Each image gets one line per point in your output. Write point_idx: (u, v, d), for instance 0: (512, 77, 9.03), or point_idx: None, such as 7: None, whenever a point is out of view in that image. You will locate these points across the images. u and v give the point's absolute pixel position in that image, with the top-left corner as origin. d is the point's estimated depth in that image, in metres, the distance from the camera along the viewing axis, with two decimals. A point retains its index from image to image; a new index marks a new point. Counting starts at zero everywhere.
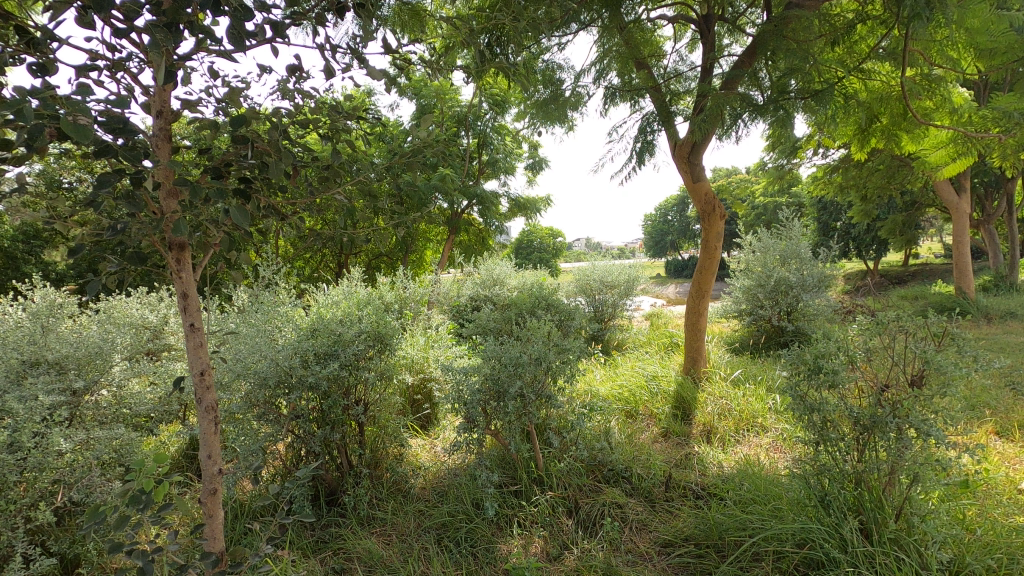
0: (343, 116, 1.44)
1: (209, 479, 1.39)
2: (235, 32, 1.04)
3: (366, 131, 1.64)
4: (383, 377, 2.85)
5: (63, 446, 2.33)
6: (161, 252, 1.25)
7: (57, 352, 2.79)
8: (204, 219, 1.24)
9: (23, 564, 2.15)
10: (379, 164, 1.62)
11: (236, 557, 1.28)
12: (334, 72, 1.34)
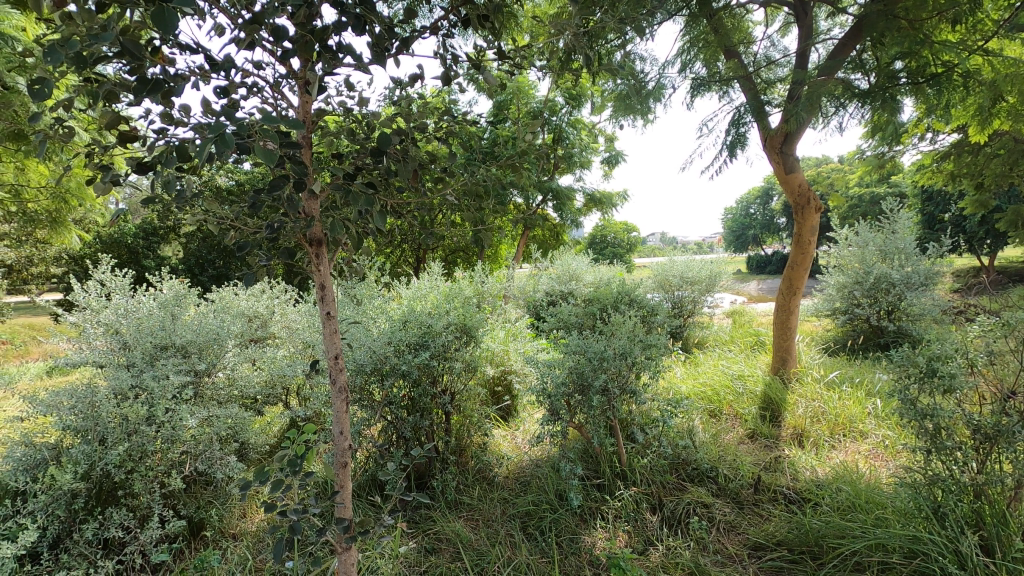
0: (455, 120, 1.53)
1: (341, 452, 1.56)
2: (378, 49, 1.15)
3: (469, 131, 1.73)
4: (470, 367, 2.96)
5: (190, 422, 2.60)
6: (304, 247, 1.40)
7: (182, 338, 3.08)
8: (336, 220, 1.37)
9: (158, 524, 2.44)
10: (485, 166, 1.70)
11: (359, 526, 1.41)
12: (452, 79, 1.44)
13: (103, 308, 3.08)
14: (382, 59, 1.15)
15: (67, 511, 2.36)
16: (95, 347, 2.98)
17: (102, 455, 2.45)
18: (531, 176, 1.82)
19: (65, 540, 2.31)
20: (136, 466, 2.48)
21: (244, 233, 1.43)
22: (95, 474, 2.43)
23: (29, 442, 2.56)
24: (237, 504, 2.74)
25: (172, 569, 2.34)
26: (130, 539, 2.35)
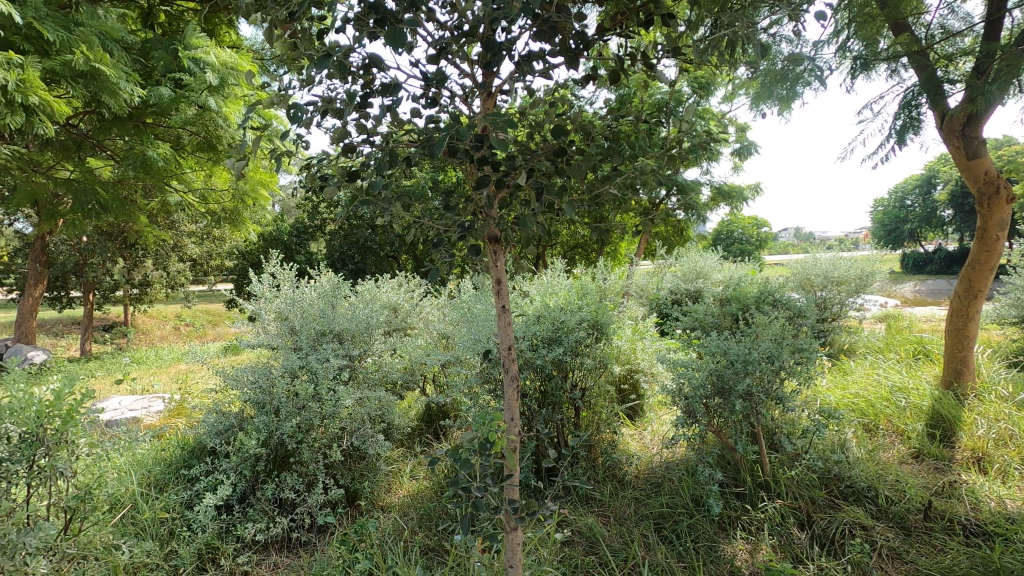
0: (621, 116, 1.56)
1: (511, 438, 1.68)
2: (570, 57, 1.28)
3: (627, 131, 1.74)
4: (603, 364, 2.96)
5: (347, 402, 2.88)
6: (484, 246, 1.56)
7: (339, 325, 3.39)
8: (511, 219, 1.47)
9: (322, 490, 2.74)
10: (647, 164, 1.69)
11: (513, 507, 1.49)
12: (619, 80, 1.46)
13: (275, 298, 3.50)
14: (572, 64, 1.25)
15: (251, 472, 2.73)
16: (270, 331, 3.41)
17: (278, 425, 2.80)
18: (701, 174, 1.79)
19: (250, 496, 2.69)
20: (304, 438, 2.81)
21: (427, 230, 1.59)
22: (273, 442, 2.78)
23: (220, 411, 3.00)
24: (384, 480, 2.99)
25: (334, 532, 2.62)
26: (300, 502, 2.67)
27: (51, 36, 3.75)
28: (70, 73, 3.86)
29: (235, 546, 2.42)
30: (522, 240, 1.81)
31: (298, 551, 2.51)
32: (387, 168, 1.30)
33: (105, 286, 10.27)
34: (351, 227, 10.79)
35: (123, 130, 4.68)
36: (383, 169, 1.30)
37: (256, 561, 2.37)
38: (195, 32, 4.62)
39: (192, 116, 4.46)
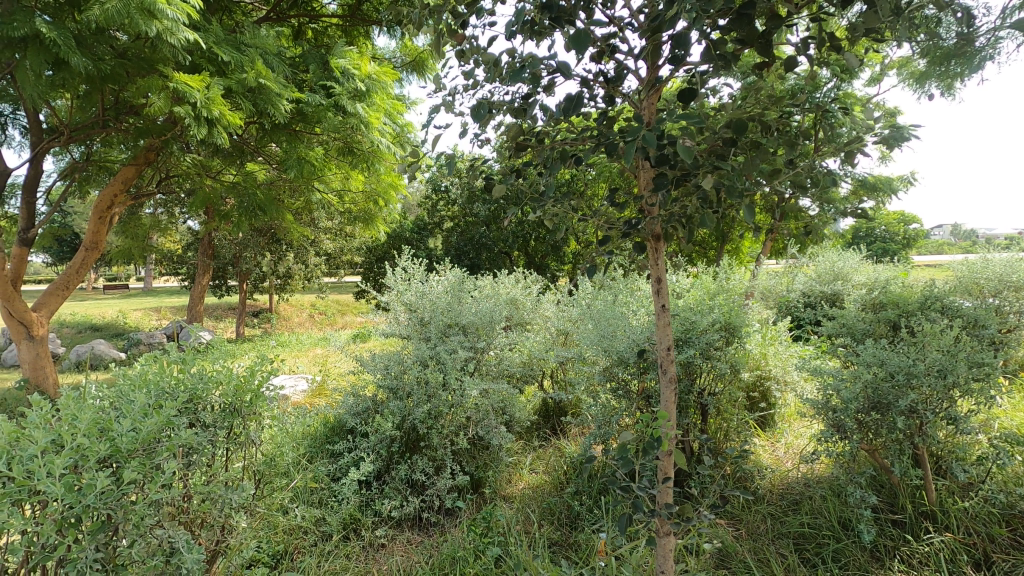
0: (799, 104, 1.42)
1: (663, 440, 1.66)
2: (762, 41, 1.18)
3: (798, 116, 1.55)
4: (735, 369, 2.82)
5: (473, 393, 2.97)
6: (645, 244, 1.52)
7: (465, 317, 3.47)
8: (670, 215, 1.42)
9: (449, 475, 2.88)
10: (821, 152, 1.47)
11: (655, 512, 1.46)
12: (796, 66, 1.35)
13: (406, 291, 3.71)
14: (758, 53, 1.20)
15: (387, 452, 2.94)
16: (401, 322, 3.62)
17: (411, 410, 2.98)
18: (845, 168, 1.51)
19: (386, 474, 2.90)
20: (434, 424, 2.97)
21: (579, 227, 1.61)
22: (406, 425, 2.97)
23: (358, 394, 3.24)
24: (506, 470, 3.07)
25: (461, 516, 2.74)
26: (430, 484, 2.83)
27: (229, 58, 4.31)
28: (241, 89, 4.41)
29: (373, 519, 2.62)
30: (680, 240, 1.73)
31: (430, 530, 2.66)
32: (567, 165, 1.30)
33: (256, 277, 11.58)
34: (468, 224, 11.21)
35: (279, 138, 5.24)
36: (562, 167, 1.31)
37: (393, 535, 2.56)
38: (342, 46, 5.20)
39: (338, 122, 4.90)
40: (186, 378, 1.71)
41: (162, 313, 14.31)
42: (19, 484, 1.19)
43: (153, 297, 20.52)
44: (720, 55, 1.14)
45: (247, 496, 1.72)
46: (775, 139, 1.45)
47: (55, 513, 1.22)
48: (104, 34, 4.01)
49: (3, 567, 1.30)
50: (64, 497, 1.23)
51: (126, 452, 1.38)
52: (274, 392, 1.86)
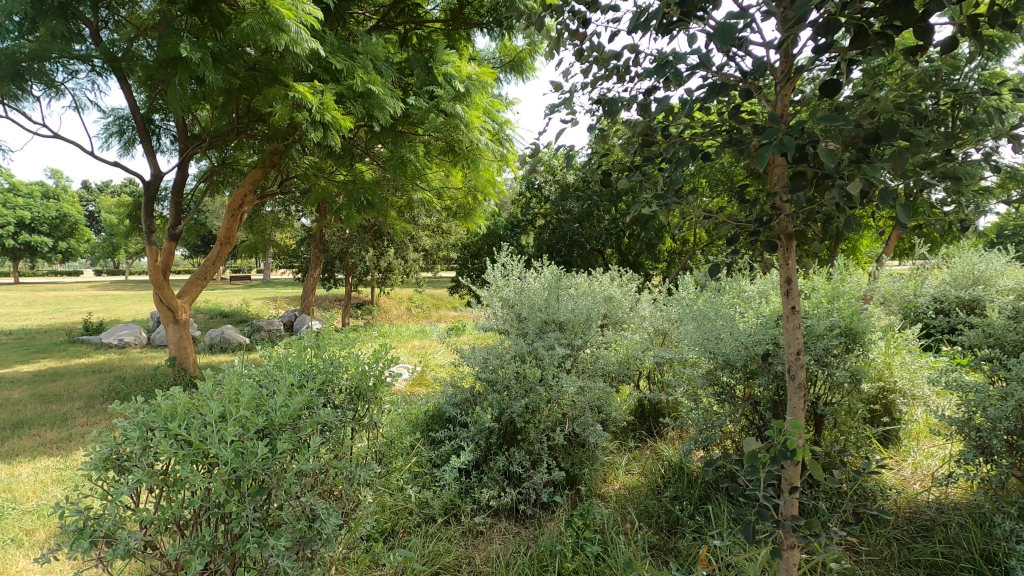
0: (955, 90, 1.28)
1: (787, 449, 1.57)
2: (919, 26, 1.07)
3: (953, 103, 1.39)
4: (855, 378, 2.61)
5: (570, 390, 2.97)
6: (774, 242, 1.46)
7: (562, 314, 3.47)
8: (805, 213, 1.33)
9: (546, 470, 2.91)
10: (980, 142, 1.32)
11: (776, 524, 1.39)
12: (958, 48, 1.18)
13: (504, 287, 3.76)
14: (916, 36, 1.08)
15: (485, 443, 3.02)
16: (499, 316, 3.68)
17: (509, 404, 3.04)
18: (988, 162, 1.34)
19: (484, 464, 2.98)
20: (532, 418, 3.00)
21: (699, 224, 1.57)
22: (503, 418, 3.03)
23: (457, 385, 3.36)
24: (601, 469, 3.06)
25: (557, 511, 2.77)
26: (526, 477, 2.88)
27: (343, 66, 4.63)
28: (353, 95, 4.72)
29: (472, 506, 2.71)
30: (812, 239, 1.62)
31: (526, 522, 2.72)
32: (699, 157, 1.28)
33: (361, 271, 12.32)
34: (561, 222, 11.20)
35: (386, 139, 5.54)
36: (692, 163, 1.30)
37: (491, 524, 2.64)
38: (444, 49, 5.41)
39: (440, 122, 5.10)
40: (318, 362, 1.87)
41: (278, 303, 15.64)
42: (196, 446, 1.36)
43: (271, 289, 22.48)
44: (872, 43, 1.06)
45: (370, 474, 1.84)
46: (930, 128, 1.31)
47: (224, 473, 1.38)
48: (241, 50, 4.45)
49: (176, 525, 1.48)
50: (230, 461, 1.39)
51: (277, 425, 1.53)
52: (393, 379, 1.97)
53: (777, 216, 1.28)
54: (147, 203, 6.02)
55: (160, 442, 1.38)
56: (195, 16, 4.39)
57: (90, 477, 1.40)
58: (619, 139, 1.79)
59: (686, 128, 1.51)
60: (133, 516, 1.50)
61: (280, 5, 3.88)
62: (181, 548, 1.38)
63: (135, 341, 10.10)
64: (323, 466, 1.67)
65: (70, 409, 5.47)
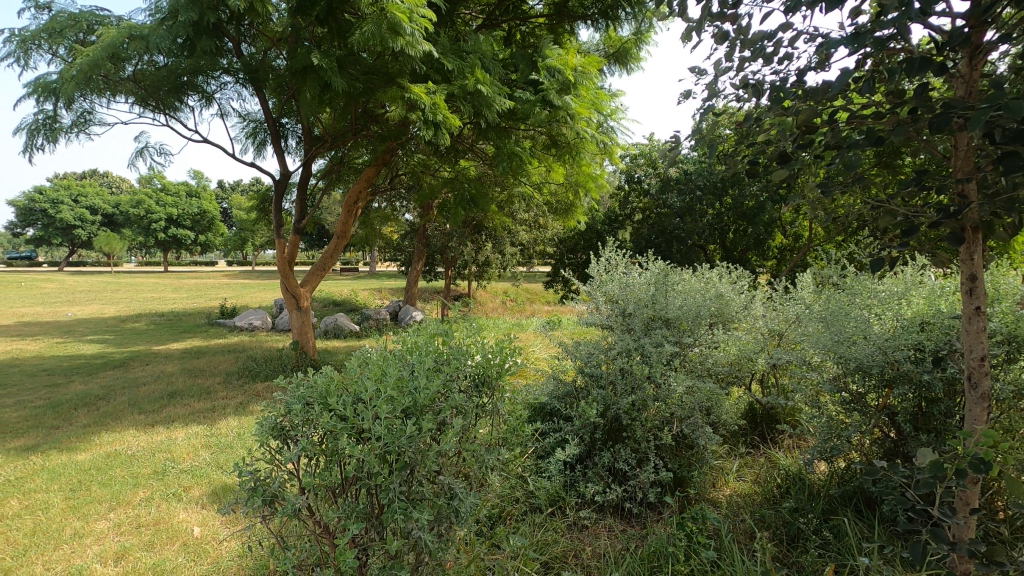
0: None
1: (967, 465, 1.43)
2: None
3: None
4: (1018, 393, 2.31)
5: (679, 389, 2.85)
6: (961, 237, 1.36)
7: (671, 311, 3.30)
8: (996, 204, 1.19)
9: (654, 471, 2.84)
10: None
11: (946, 545, 1.28)
12: None
13: (609, 282, 3.64)
14: None
15: (590, 438, 3.00)
16: (602, 312, 3.56)
17: (615, 400, 2.98)
18: None
19: (589, 459, 2.97)
20: (638, 416, 2.94)
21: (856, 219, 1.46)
22: (609, 414, 2.98)
23: (559, 379, 3.35)
24: (711, 473, 2.95)
25: (665, 511, 2.71)
26: (632, 475, 2.84)
27: (453, 65, 4.81)
28: (463, 93, 4.88)
29: (577, 500, 2.72)
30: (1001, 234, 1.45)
31: (632, 521, 2.70)
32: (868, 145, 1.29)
33: (459, 264, 12.70)
34: (660, 216, 10.84)
35: (491, 135, 5.66)
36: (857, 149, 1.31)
37: (596, 518, 2.64)
38: (550, 44, 5.43)
39: (545, 117, 5.13)
40: (446, 349, 1.93)
41: (383, 294, 16.54)
42: (351, 421, 1.48)
43: (375, 280, 23.77)
44: None
45: (499, 459, 1.89)
46: None
47: (377, 447, 1.48)
48: (361, 56, 4.75)
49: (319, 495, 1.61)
50: (383, 436, 1.48)
51: (420, 406, 1.61)
52: (513, 369, 2.01)
53: (966, 207, 1.16)
54: (277, 200, 6.62)
55: (319, 415, 1.52)
56: (321, 27, 4.76)
57: (259, 443, 1.57)
58: (756, 128, 1.70)
59: (838, 115, 1.44)
60: (292, 480, 1.67)
61: (397, 10, 4.10)
62: (338, 513, 1.52)
63: (262, 324, 11.18)
64: (457, 449, 1.75)
65: (214, 384, 6.18)
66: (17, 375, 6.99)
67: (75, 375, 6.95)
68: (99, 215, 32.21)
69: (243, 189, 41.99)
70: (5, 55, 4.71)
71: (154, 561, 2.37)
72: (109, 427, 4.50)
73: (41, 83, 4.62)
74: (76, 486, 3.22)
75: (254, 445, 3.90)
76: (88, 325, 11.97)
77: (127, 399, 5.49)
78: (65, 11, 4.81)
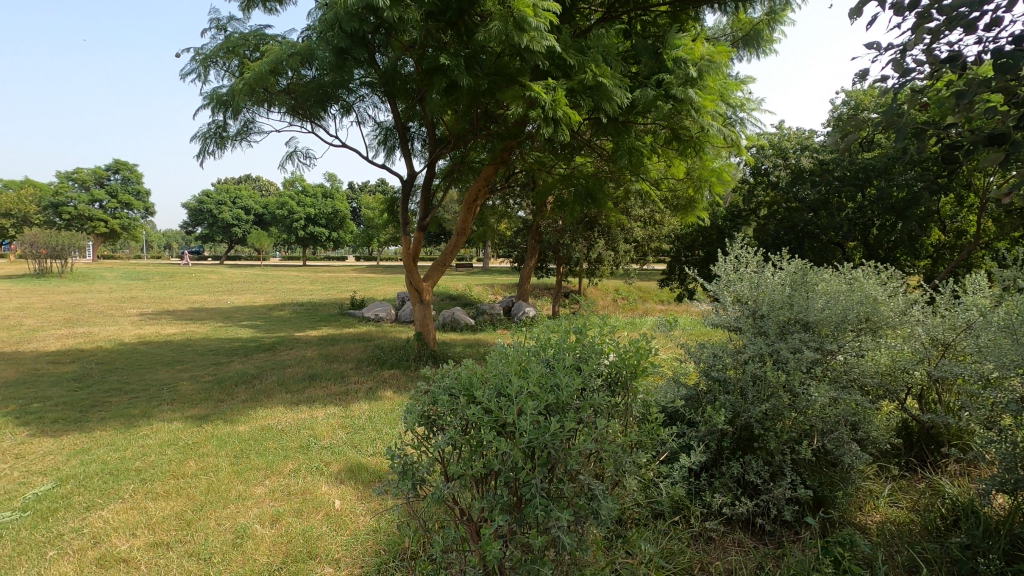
0: None
1: None
2: None
3: None
4: None
5: (822, 400, 2.58)
6: None
7: (814, 313, 2.95)
8: None
9: (791, 487, 2.62)
10: None
11: None
12: None
13: (737, 281, 3.37)
14: None
15: (717, 446, 2.83)
16: (730, 314, 3.30)
17: (745, 408, 2.78)
18: None
19: (716, 468, 2.82)
20: (773, 427, 2.71)
21: None
22: (739, 422, 2.79)
23: (682, 382, 3.18)
24: (858, 495, 2.68)
25: (804, 532, 2.51)
26: (765, 490, 2.65)
27: (575, 61, 4.81)
28: (582, 89, 4.87)
29: (703, 510, 2.61)
30: None
31: (765, 539, 2.53)
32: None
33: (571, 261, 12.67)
34: (791, 210, 10.00)
35: (612, 130, 5.57)
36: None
37: (722, 532, 2.52)
38: (677, 32, 5.22)
39: (669, 110, 4.95)
40: (580, 345, 1.90)
41: (496, 290, 16.96)
42: (495, 413, 1.53)
43: (488, 277, 24.53)
44: None
45: (635, 463, 1.85)
46: None
47: (521, 442, 1.51)
48: (485, 57, 4.91)
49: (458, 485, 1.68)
50: (527, 432, 1.51)
51: (562, 403, 1.63)
52: (648, 372, 1.95)
53: None
54: (404, 200, 7.02)
55: (465, 406, 1.59)
56: (450, 32, 4.97)
57: (409, 429, 1.68)
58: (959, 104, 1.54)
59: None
60: (435, 466, 1.77)
61: (522, 6, 4.19)
62: (482, 504, 1.58)
63: (387, 316, 11.99)
64: (590, 452, 1.73)
65: (347, 369, 6.73)
66: (190, 353, 8.11)
67: (235, 355, 7.91)
68: (252, 215, 36.37)
69: (370, 189, 45.24)
70: (189, 71, 5.46)
71: (302, 527, 2.62)
72: (262, 404, 5.07)
73: (216, 96, 5.30)
74: (239, 454, 3.66)
75: (385, 428, 4.19)
76: (243, 312, 13.58)
77: (276, 379, 6.15)
78: (237, 32, 5.47)
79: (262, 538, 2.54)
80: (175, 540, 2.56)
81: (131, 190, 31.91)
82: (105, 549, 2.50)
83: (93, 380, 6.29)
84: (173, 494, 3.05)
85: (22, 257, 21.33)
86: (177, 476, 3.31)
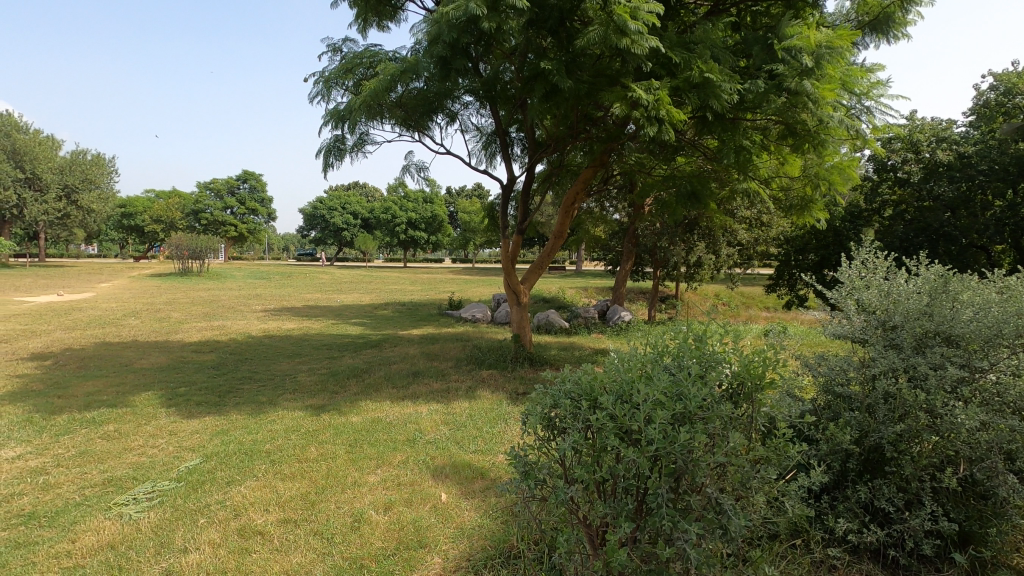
0: None
1: None
2: None
3: None
4: None
5: (971, 425, 2.29)
6: None
7: (962, 326, 2.61)
8: None
9: (931, 518, 2.37)
10: None
11: None
12: None
13: (864, 288, 3.07)
14: None
15: (841, 467, 2.61)
16: (855, 324, 3.01)
17: (875, 427, 2.53)
18: None
19: (840, 491, 2.61)
20: (909, 450, 2.45)
21: None
22: (868, 443, 2.55)
23: (801, 395, 2.97)
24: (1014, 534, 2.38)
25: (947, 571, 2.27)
26: (899, 519, 2.43)
27: (680, 58, 4.66)
28: (688, 87, 4.71)
29: (824, 536, 2.45)
30: None
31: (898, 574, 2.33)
32: None
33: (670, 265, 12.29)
34: (923, 209, 8.99)
35: (719, 128, 5.34)
36: None
37: (846, 561, 2.36)
38: (790, 20, 4.89)
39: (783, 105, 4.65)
40: (703, 353, 1.83)
41: (591, 293, 16.80)
42: (624, 419, 1.55)
43: (581, 279, 24.43)
44: None
45: (767, 479, 1.77)
46: None
47: (649, 451, 1.51)
48: (586, 59, 4.91)
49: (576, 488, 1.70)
50: (660, 440, 1.51)
51: (690, 413, 1.59)
52: (771, 383, 1.84)
53: None
54: (503, 205, 7.16)
55: (591, 411, 1.62)
56: (551, 38, 5.02)
57: (533, 430, 1.74)
58: None
59: None
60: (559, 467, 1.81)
61: (622, 10, 4.17)
62: (607, 511, 1.60)
63: (483, 317, 12.30)
64: (723, 465, 1.68)
65: (447, 367, 6.99)
66: (308, 347, 8.82)
67: (347, 351, 8.49)
68: (359, 220, 38.86)
69: (468, 193, 46.78)
70: (314, 94, 5.96)
71: (412, 517, 2.75)
72: (371, 397, 5.40)
73: (335, 113, 5.75)
74: (354, 443, 3.92)
75: (485, 425, 4.30)
76: (353, 310, 14.55)
77: (383, 375, 6.52)
78: (352, 52, 5.89)
79: (377, 524, 2.70)
80: (301, 519, 2.80)
81: (257, 198, 35.27)
82: (244, 521, 2.78)
83: (228, 368, 7.04)
84: (298, 476, 3.34)
85: (170, 257, 24.33)
86: (302, 460, 3.61)
